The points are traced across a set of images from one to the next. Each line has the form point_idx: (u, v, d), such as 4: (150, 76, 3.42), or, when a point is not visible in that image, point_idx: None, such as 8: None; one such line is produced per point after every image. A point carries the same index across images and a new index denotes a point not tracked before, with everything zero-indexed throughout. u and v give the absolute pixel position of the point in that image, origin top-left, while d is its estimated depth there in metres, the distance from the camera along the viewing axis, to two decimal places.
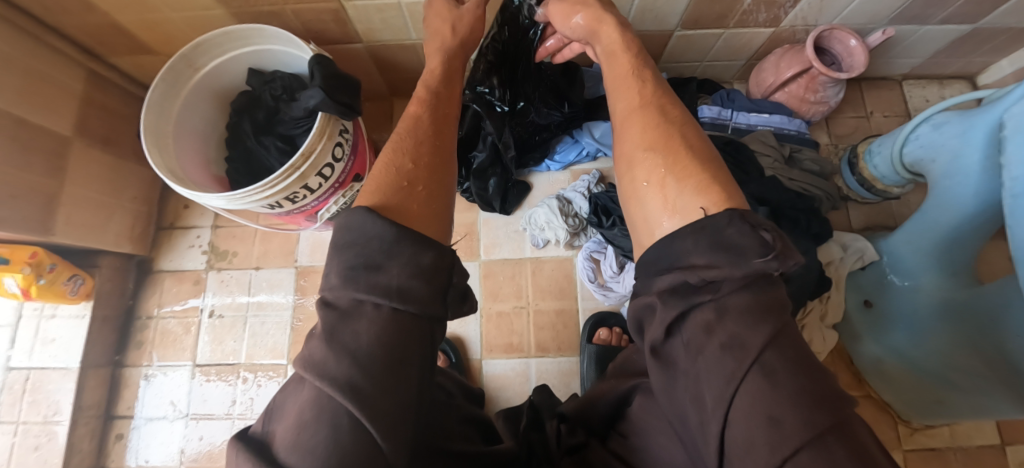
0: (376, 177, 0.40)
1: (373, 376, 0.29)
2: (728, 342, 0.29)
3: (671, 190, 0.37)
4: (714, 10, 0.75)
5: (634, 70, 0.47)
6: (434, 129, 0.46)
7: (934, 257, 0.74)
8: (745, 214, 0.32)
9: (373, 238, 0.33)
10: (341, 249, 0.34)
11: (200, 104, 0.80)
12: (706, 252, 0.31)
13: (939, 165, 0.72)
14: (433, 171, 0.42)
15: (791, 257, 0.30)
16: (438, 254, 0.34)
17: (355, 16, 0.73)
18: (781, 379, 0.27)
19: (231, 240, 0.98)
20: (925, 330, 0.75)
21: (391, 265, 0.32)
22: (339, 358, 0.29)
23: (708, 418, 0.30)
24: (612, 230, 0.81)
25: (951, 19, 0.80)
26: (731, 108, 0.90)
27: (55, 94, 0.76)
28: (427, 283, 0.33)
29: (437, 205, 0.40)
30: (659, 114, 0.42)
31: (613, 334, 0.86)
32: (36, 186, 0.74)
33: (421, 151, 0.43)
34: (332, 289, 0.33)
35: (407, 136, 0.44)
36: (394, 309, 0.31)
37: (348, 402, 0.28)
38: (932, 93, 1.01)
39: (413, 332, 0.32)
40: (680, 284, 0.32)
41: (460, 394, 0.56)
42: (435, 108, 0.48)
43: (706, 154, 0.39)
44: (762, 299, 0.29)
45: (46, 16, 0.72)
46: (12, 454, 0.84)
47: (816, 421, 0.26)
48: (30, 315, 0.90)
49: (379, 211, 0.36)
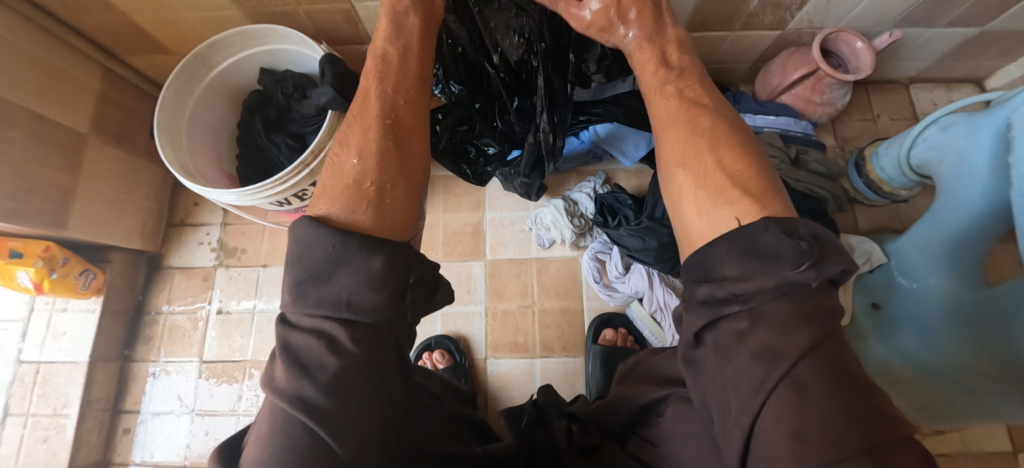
0: (328, 179, 0.38)
1: (325, 389, 0.29)
2: (760, 351, 0.29)
3: (702, 202, 0.37)
4: (721, 12, 0.76)
5: (666, 77, 0.46)
6: (385, 106, 0.41)
7: (942, 257, 0.74)
8: (780, 220, 0.31)
9: (319, 249, 0.32)
10: (290, 263, 0.33)
11: (214, 102, 0.81)
12: (738, 261, 0.31)
13: (946, 167, 0.72)
14: (387, 160, 0.38)
15: (829, 264, 0.29)
16: (389, 258, 0.32)
17: (365, 17, 0.74)
18: (812, 395, 0.27)
19: (240, 238, 0.99)
20: (937, 333, 0.73)
21: (339, 275, 0.31)
22: (291, 374, 0.30)
23: (732, 426, 0.31)
24: (618, 230, 0.79)
25: (958, 22, 0.80)
26: (737, 110, 0.90)
27: (73, 92, 0.78)
28: (379, 291, 0.31)
29: (390, 202, 0.37)
30: (691, 126, 0.41)
31: (619, 334, 0.86)
32: (52, 181, 0.76)
33: (366, 140, 0.39)
34: (288, 305, 0.32)
35: (356, 121, 0.41)
36: (344, 320, 0.31)
37: (302, 416, 0.29)
38: (939, 97, 1.00)
39: (367, 340, 0.31)
40: (711, 297, 0.33)
41: (448, 392, 0.52)
42: (385, 81, 0.43)
43: (741, 165, 0.37)
44: (799, 307, 0.29)
45: (67, 16, 0.74)
46: (22, 445, 0.86)
47: (846, 442, 0.25)
48: (42, 308, 0.91)
49: (324, 221, 0.34)
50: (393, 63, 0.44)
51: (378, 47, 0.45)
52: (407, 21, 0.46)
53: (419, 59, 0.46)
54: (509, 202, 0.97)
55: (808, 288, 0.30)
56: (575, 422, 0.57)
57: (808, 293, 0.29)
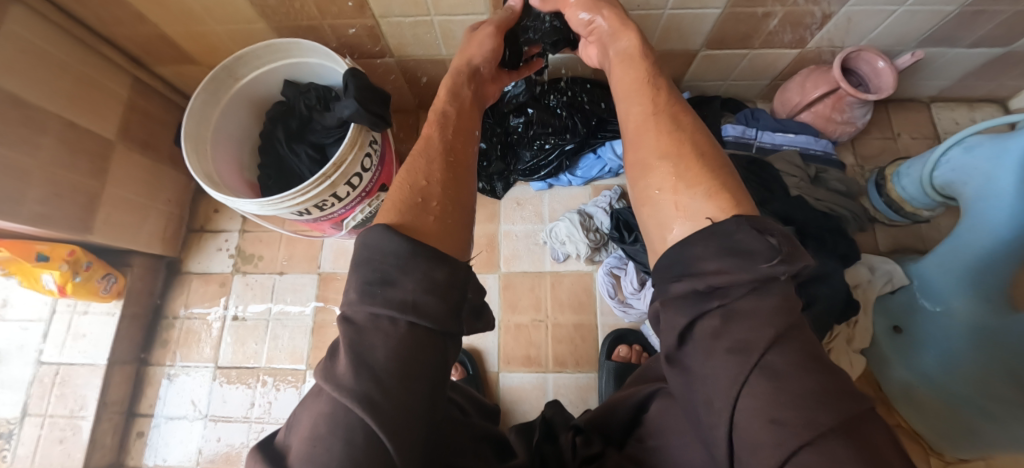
0: (394, 193, 0.40)
1: (389, 390, 0.30)
2: (734, 346, 0.29)
3: (683, 196, 0.37)
4: (740, 30, 0.76)
5: (647, 78, 0.47)
6: (446, 147, 0.45)
7: (963, 280, 0.73)
8: (751, 220, 0.32)
9: (389, 254, 0.34)
10: (359, 265, 0.34)
11: (238, 111, 0.83)
12: (717, 257, 0.31)
13: (971, 188, 0.71)
14: (449, 187, 0.41)
15: (799, 259, 0.30)
16: (450, 269, 0.34)
17: (388, 31, 0.75)
18: (786, 382, 0.27)
19: (258, 245, 1.01)
20: (960, 357, 0.72)
21: (406, 280, 0.33)
22: (356, 371, 0.30)
23: (716, 421, 0.30)
24: (634, 246, 0.80)
25: (981, 42, 0.79)
26: (755, 127, 0.90)
27: (102, 100, 0.80)
28: (441, 299, 0.33)
29: (452, 219, 0.39)
30: (672, 122, 0.42)
31: (633, 351, 0.84)
32: (79, 186, 0.78)
33: (432, 169, 0.42)
34: (351, 304, 0.33)
35: (418, 157, 0.44)
36: (408, 324, 0.32)
37: (365, 415, 0.29)
38: (961, 116, 0.99)
39: (427, 347, 0.32)
40: (690, 292, 0.32)
41: (475, 408, 0.55)
42: (446, 130, 0.47)
43: (718, 162, 0.39)
44: (770, 299, 0.29)
45: (100, 27, 0.76)
46: (37, 446, 0.87)
47: (816, 422, 0.25)
48: (64, 310, 0.93)
49: (397, 229, 0.36)
50: (453, 117, 0.49)
51: (439, 105, 0.50)
52: (462, 91, 0.53)
53: (472, 117, 0.51)
54: (523, 215, 0.97)
55: (779, 282, 0.30)
56: (580, 433, 0.56)
57: (779, 289, 0.30)
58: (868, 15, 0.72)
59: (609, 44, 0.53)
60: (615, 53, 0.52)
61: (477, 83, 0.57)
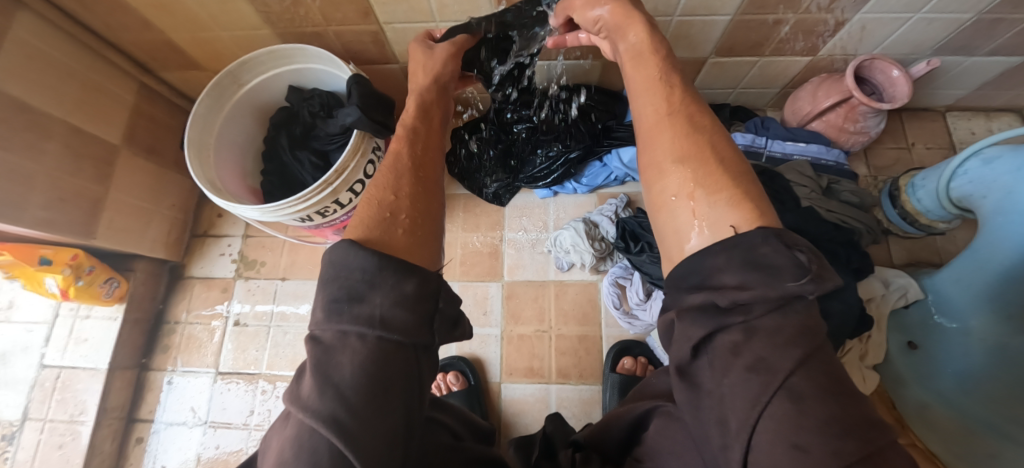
0: (360, 210, 0.38)
1: (357, 411, 0.29)
2: (754, 364, 0.27)
3: (701, 204, 0.35)
4: (751, 38, 0.75)
5: (662, 76, 0.44)
6: (415, 164, 0.43)
7: (984, 298, 0.70)
8: (779, 233, 0.30)
9: (356, 269, 0.32)
10: (326, 282, 0.33)
11: (242, 117, 0.83)
12: (738, 270, 0.30)
13: (990, 202, 0.68)
14: (420, 200, 0.40)
15: (829, 280, 0.28)
16: (421, 281, 0.33)
17: (394, 38, 0.75)
18: (809, 405, 0.26)
19: (261, 250, 1.00)
20: (977, 378, 0.70)
21: (373, 294, 0.31)
22: (323, 392, 0.29)
23: (731, 442, 0.28)
24: (641, 256, 0.77)
25: (1000, 50, 0.77)
26: (766, 136, 0.88)
27: (108, 105, 0.80)
28: (411, 312, 0.32)
29: (422, 232, 0.38)
30: (689, 123, 0.40)
31: (638, 363, 0.83)
32: (84, 191, 0.78)
33: (399, 183, 0.41)
34: (319, 323, 0.32)
35: (386, 173, 0.42)
36: (377, 338, 0.31)
37: (330, 438, 0.28)
38: (978, 125, 0.97)
39: (398, 362, 0.31)
40: (709, 304, 0.30)
41: (468, 430, 0.53)
42: (414, 143, 0.46)
43: (737, 167, 0.37)
44: (793, 319, 0.28)
45: (107, 33, 0.76)
46: (38, 450, 0.86)
47: (842, 451, 0.24)
48: (66, 314, 0.93)
49: (362, 244, 0.34)
50: (422, 133, 0.48)
51: (407, 121, 0.49)
52: (431, 106, 0.53)
53: (441, 137, 0.50)
54: (529, 223, 0.96)
55: (804, 300, 0.28)
56: (579, 451, 0.56)
57: (803, 307, 0.28)
58: (883, 23, 0.70)
59: (619, 39, 0.50)
60: (626, 50, 0.49)
61: (444, 96, 0.56)
